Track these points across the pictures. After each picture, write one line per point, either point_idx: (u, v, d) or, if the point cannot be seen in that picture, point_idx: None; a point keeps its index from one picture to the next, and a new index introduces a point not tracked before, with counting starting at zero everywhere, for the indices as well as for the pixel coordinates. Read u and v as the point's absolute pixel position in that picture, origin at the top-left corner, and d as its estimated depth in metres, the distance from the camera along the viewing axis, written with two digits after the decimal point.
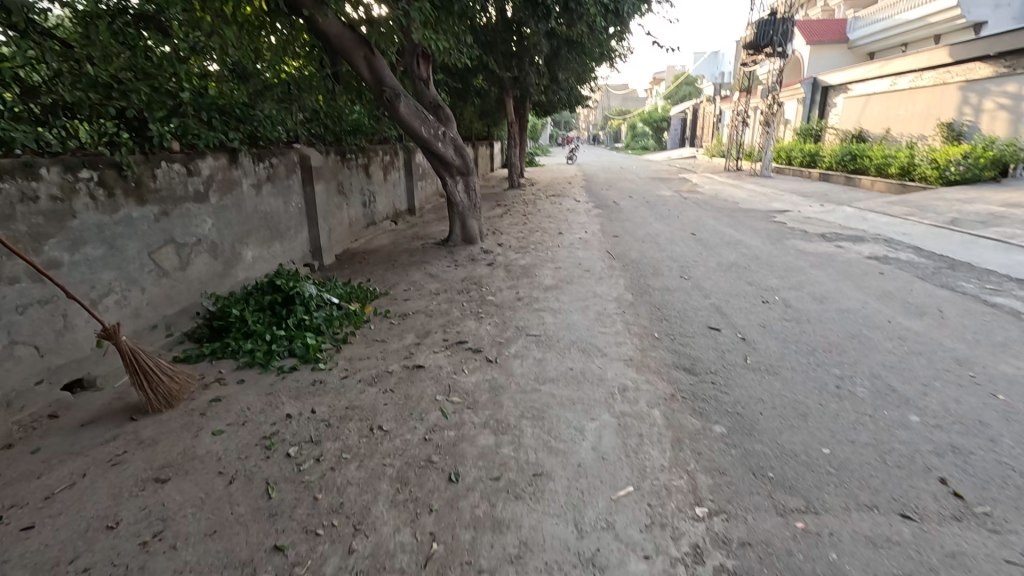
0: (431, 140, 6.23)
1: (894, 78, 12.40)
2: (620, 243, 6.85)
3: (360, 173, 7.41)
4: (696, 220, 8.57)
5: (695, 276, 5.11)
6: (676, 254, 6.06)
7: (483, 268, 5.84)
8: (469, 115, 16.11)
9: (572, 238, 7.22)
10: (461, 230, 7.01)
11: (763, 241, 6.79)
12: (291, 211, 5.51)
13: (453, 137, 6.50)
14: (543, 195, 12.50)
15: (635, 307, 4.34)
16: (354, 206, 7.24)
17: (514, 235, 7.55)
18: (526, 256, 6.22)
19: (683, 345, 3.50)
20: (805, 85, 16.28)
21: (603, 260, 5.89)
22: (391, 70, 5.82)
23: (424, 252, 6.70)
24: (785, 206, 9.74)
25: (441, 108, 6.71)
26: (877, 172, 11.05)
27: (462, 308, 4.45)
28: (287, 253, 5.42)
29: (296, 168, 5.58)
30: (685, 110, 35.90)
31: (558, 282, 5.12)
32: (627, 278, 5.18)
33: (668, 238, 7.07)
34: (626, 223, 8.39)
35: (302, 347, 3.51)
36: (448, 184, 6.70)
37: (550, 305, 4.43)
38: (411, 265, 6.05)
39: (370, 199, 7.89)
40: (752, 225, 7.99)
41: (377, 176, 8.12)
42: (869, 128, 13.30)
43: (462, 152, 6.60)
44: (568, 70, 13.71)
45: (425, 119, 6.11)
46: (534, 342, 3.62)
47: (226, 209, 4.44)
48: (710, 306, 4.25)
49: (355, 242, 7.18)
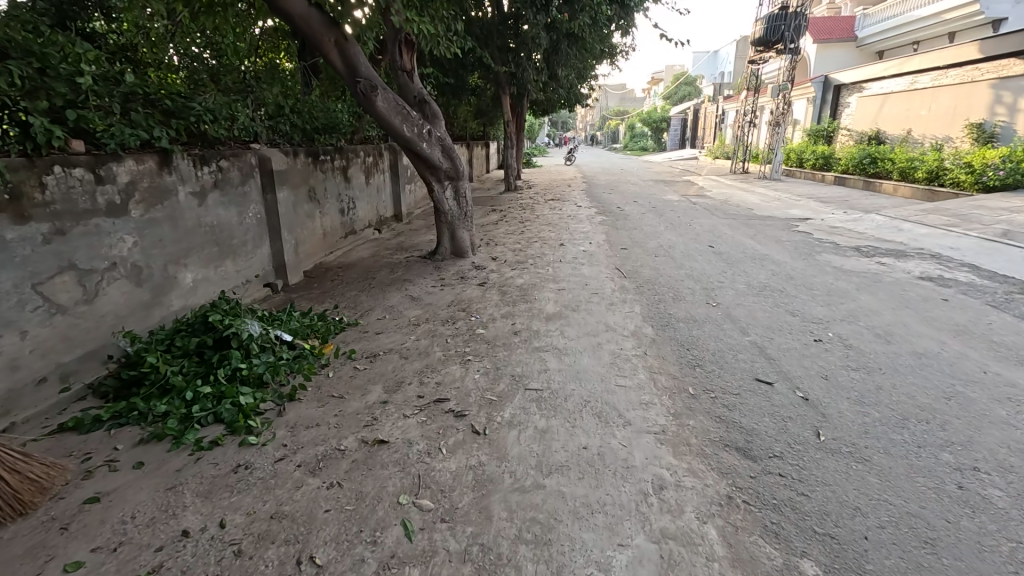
0: (414, 140, 5.38)
1: (915, 76, 11.63)
2: (630, 258, 6.03)
3: (336, 177, 6.57)
4: (711, 229, 7.77)
5: (723, 303, 4.31)
6: (696, 273, 5.26)
7: (474, 289, 5.03)
8: (463, 112, 15.28)
9: (575, 251, 6.41)
10: (450, 242, 6.20)
11: (791, 256, 6.00)
12: (248, 223, 4.68)
13: (442, 137, 5.67)
14: (542, 199, 11.67)
15: (658, 346, 3.53)
16: (329, 214, 6.41)
17: (510, 247, 6.73)
18: (523, 274, 5.40)
19: (728, 408, 2.69)
20: (816, 84, 15.52)
21: (612, 280, 5.08)
22: (366, 58, 4.98)
23: (407, 267, 5.88)
24: (804, 213, 8.95)
25: (428, 103, 5.87)
26: (900, 176, 10.29)
27: (445, 346, 3.63)
28: (241, 273, 4.59)
29: (254, 173, 4.75)
30: (685, 110, 35.17)
31: (561, 309, 4.31)
32: (643, 304, 4.37)
33: (683, 251, 6.27)
34: (633, 233, 7.57)
35: (230, 411, 2.68)
36: (435, 190, 5.88)
37: (554, 342, 3.62)
38: (391, 285, 5.23)
39: (349, 206, 7.04)
40: (774, 235, 7.20)
41: (358, 181, 7.28)
42: (886, 128, 12.56)
43: (450, 154, 5.76)
44: (568, 66, 12.92)
45: (408, 116, 5.27)
46: (535, 403, 2.80)
47: (156, 224, 3.61)
48: (751, 346, 3.44)
49: (330, 255, 6.34)
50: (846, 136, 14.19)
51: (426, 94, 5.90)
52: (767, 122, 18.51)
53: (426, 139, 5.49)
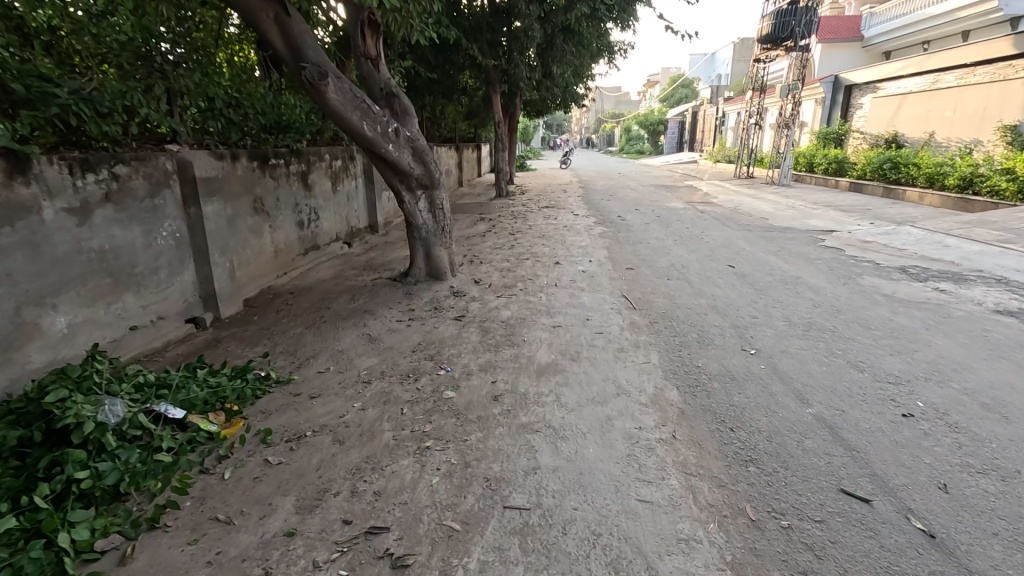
0: (377, 141, 4.40)
1: (938, 74, 10.83)
2: (640, 281, 5.08)
3: (292, 185, 5.59)
4: (726, 243, 6.86)
5: (764, 350, 3.38)
6: (720, 303, 4.33)
7: (449, 325, 4.06)
8: (452, 112, 14.34)
9: (574, 273, 5.47)
10: (426, 262, 5.23)
11: (828, 279, 5.08)
12: (160, 246, 3.69)
13: (413, 137, 4.70)
14: (536, 206, 10.77)
15: (690, 423, 2.58)
16: (282, 227, 5.42)
17: (498, 266, 5.78)
18: (511, 304, 4.44)
19: (815, 555, 1.74)
20: (826, 84, 14.70)
21: (619, 314, 4.14)
22: (314, 38, 4.00)
23: (371, 294, 4.89)
24: (826, 224, 8.06)
25: (398, 97, 4.90)
26: (927, 183, 9.44)
27: (399, 423, 2.65)
28: (149, 308, 3.60)
29: (170, 180, 3.77)
30: (683, 113, 34.37)
31: (557, 359, 3.35)
32: (661, 351, 3.42)
33: (699, 273, 5.35)
34: (639, 249, 6.62)
35: (35, 565, 1.69)
36: (405, 201, 4.91)
37: (547, 416, 2.65)
38: (347, 319, 4.24)
39: (310, 218, 6.05)
40: (801, 252, 6.29)
41: (321, 189, 6.30)
42: (904, 131, 11.73)
43: (424, 158, 4.79)
44: (565, 64, 12.05)
45: (370, 111, 4.30)
46: (518, 542, 1.84)
47: (2, 255, 2.63)
48: (819, 425, 2.50)
49: (284, 277, 5.37)
50: (859, 140, 13.35)
51: (396, 85, 4.93)
52: (772, 124, 17.69)
53: (394, 140, 4.52)
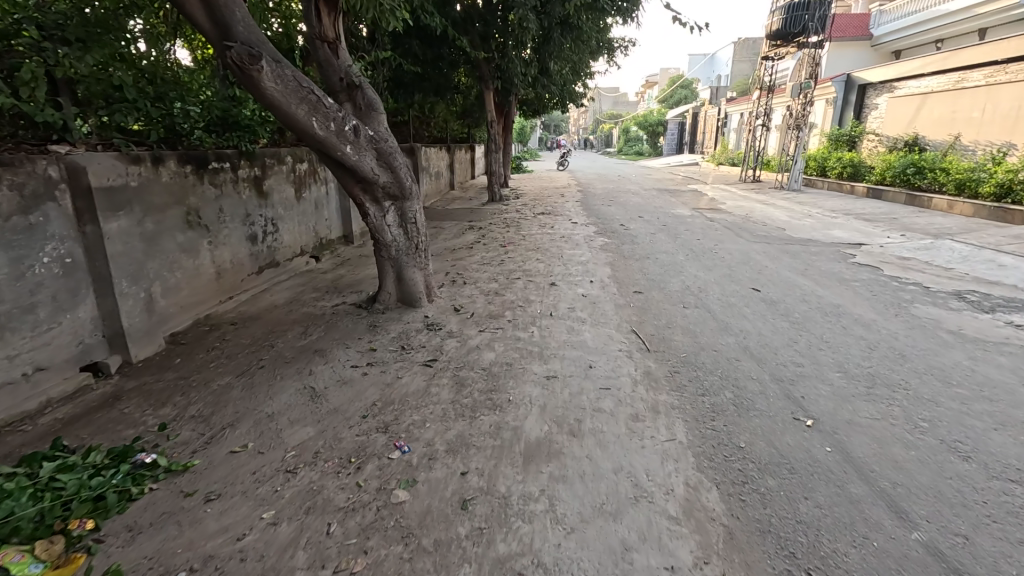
0: (330, 141, 3.57)
1: (966, 72, 10.11)
2: (652, 311, 4.24)
3: (240, 193, 4.75)
4: (745, 259, 6.07)
5: (822, 420, 2.58)
6: (752, 344, 3.52)
7: (415, 374, 3.22)
8: (442, 110, 13.51)
9: (572, 298, 4.65)
10: (397, 286, 4.40)
11: (876, 309, 4.28)
12: (39, 277, 2.85)
13: (377, 138, 3.87)
14: (531, 212, 9.94)
15: (746, 560, 1.75)
16: (227, 243, 4.57)
17: (484, 288, 4.96)
18: (496, 343, 3.62)
19: None
20: (838, 83, 13.94)
21: (630, 360, 3.32)
22: (244, 11, 3.16)
23: (329, 327, 4.05)
24: (852, 236, 7.29)
25: (362, 90, 4.06)
26: (956, 189, 8.70)
27: (320, 555, 1.82)
28: (21, 358, 2.77)
29: (53, 190, 2.93)
30: (683, 114, 33.64)
31: (551, 434, 2.52)
32: (688, 421, 2.60)
33: (719, 298, 4.56)
34: (647, 266, 5.80)
35: None
36: (370, 214, 4.08)
37: (537, 545, 1.83)
38: (292, 364, 3.40)
39: (267, 230, 5.21)
40: (833, 272, 5.49)
41: (282, 197, 5.46)
42: (926, 133, 11.00)
43: (391, 161, 3.96)
44: (564, 60, 11.28)
45: (320, 106, 3.47)
46: None
47: None
48: (939, 570, 1.68)
49: (229, 302, 4.52)
50: (876, 142, 12.57)
51: (359, 75, 4.08)
52: (779, 125, 16.91)
53: (352, 141, 3.69)
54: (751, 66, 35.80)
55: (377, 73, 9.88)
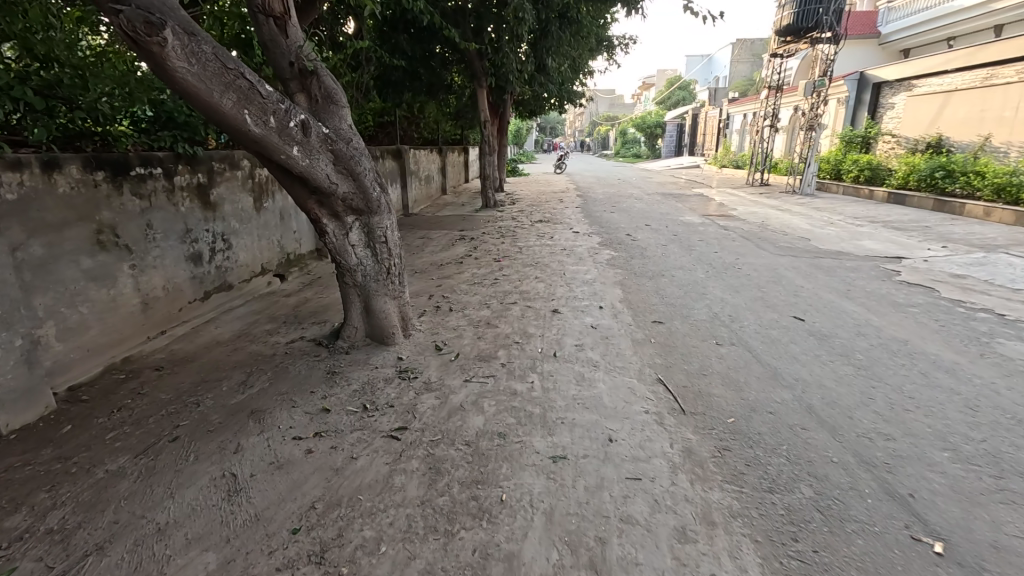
0: (268, 140, 2.74)
1: (996, 69, 9.43)
2: (679, 350, 3.45)
3: (178, 204, 3.93)
4: (775, 277, 5.29)
5: (955, 541, 1.78)
6: (818, 403, 2.72)
7: (376, 454, 2.39)
8: (432, 109, 12.71)
9: (580, 331, 3.85)
10: (365, 319, 3.59)
11: (952, 344, 3.50)
12: None
13: (333, 137, 3.05)
14: (528, 220, 9.13)
15: None
16: (159, 265, 3.74)
17: (473, 318, 4.14)
18: (486, 403, 2.80)
19: None
20: (851, 82, 13.21)
21: (662, 430, 2.51)
22: None
23: (276, 374, 3.23)
24: (887, 247, 6.52)
25: (319, 77, 3.25)
26: (993, 195, 8.00)
27: None
28: None
29: None
30: (682, 116, 32.95)
31: (564, 573, 1.70)
32: (762, 545, 1.79)
33: (757, 331, 3.77)
34: (664, 286, 5.02)
35: None
36: (328, 232, 3.26)
37: None
38: (216, 434, 2.58)
39: (217, 247, 4.39)
40: (882, 293, 4.72)
41: (236, 207, 4.64)
42: (951, 134, 10.30)
43: (352, 166, 3.13)
44: (562, 55, 10.51)
45: (254, 95, 2.65)
46: None
47: None
48: None
49: (159, 339, 3.69)
50: (894, 145, 11.86)
51: (315, 58, 3.27)
52: (787, 127, 16.14)
53: (300, 141, 2.87)
54: (751, 68, 35.18)
55: (361, 70, 9.08)
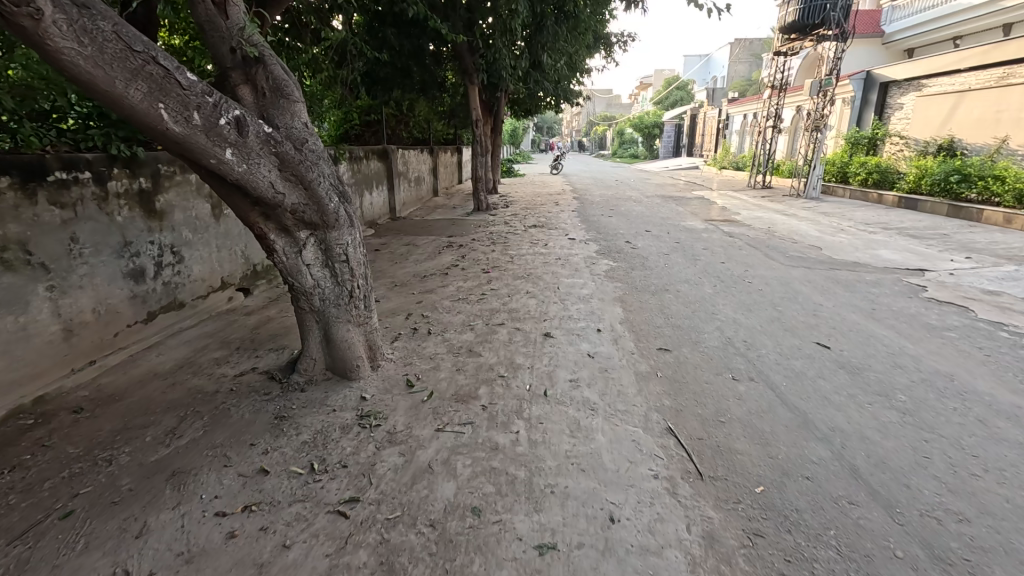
0: (192, 141, 2.23)
1: (1013, 68, 9.04)
2: (691, 388, 2.96)
3: (112, 214, 3.41)
4: (790, 293, 4.81)
5: None
6: (864, 465, 2.23)
7: (316, 541, 1.89)
8: (423, 107, 12.19)
9: (576, 360, 3.35)
10: (325, 349, 3.09)
11: (1006, 380, 3.03)
12: None
13: (278, 138, 2.54)
14: (522, 225, 8.63)
15: None
16: (88, 285, 3.23)
17: (454, 344, 3.63)
18: (462, 463, 2.31)
19: None
20: (857, 82, 12.74)
21: (677, 504, 2.01)
22: None
23: (214, 418, 2.72)
24: (907, 258, 6.05)
25: (265, 65, 2.74)
26: (1014, 201, 7.57)
27: None
28: None
29: None
30: (681, 116, 32.51)
31: None
32: None
33: (779, 363, 3.29)
34: (668, 303, 4.54)
35: None
36: (277, 249, 2.75)
37: None
38: (120, 508, 2.07)
39: (164, 261, 3.87)
40: (911, 313, 4.25)
41: (189, 216, 4.12)
42: (964, 136, 9.89)
43: (303, 172, 2.61)
44: (558, 51, 9.99)
45: (172, 85, 2.14)
46: None
47: None
48: None
49: (86, 371, 3.18)
50: (902, 146, 11.41)
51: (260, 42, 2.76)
52: (789, 128, 15.68)
53: (235, 142, 2.35)
54: (751, 68, 34.74)
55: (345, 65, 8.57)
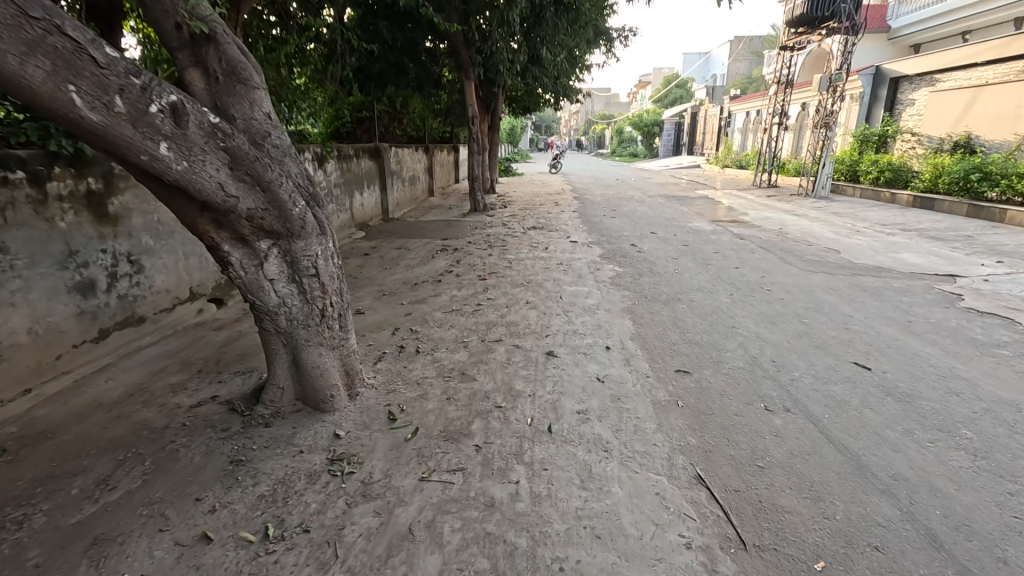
0: (114, 134, 1.79)
1: None
2: (720, 422, 2.54)
3: (53, 218, 2.98)
4: (815, 303, 4.40)
5: None
6: (943, 530, 1.82)
7: None
8: (417, 104, 11.75)
9: (585, 386, 2.94)
10: (294, 377, 2.66)
11: None
12: None
13: (229, 129, 2.10)
14: (522, 227, 8.21)
15: None
16: (21, 301, 2.81)
17: (445, 366, 3.20)
18: (451, 525, 1.89)
19: None
20: (867, 77, 12.30)
21: None
22: None
23: (158, 463, 2.30)
24: (935, 263, 5.65)
25: (217, 44, 2.32)
26: None
27: None
28: None
29: None
30: (681, 114, 32.10)
31: None
32: None
33: (816, 388, 2.87)
34: (683, 315, 4.12)
35: None
36: (232, 262, 2.32)
37: None
38: None
39: (120, 272, 3.44)
40: (952, 326, 3.84)
41: (150, 220, 3.69)
42: (982, 132, 9.50)
43: (260, 170, 2.18)
44: (558, 45, 9.52)
45: (84, 61, 1.70)
46: None
47: None
48: None
49: (18, 402, 2.75)
50: (914, 144, 11.02)
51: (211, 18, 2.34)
52: (796, 125, 15.25)
53: (171, 133, 1.92)
54: (752, 65, 34.32)
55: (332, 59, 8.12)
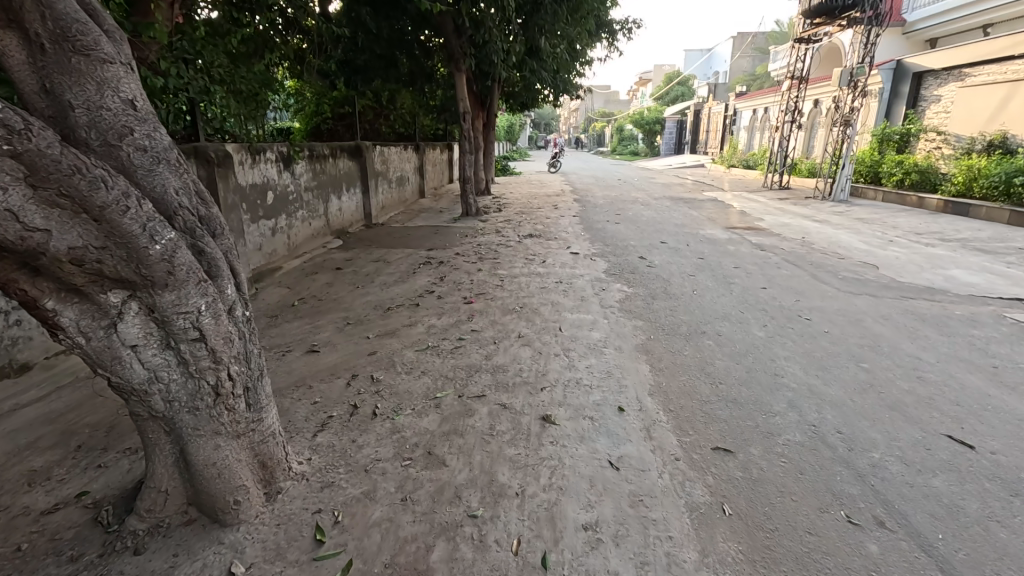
0: None
1: None
2: (789, 549, 1.76)
3: None
4: (870, 338, 3.63)
5: None
6: None
7: None
8: (406, 100, 10.95)
9: (594, 474, 2.16)
10: (183, 478, 1.87)
11: None
12: None
13: (26, 123, 1.30)
14: (517, 234, 7.41)
15: None
16: None
17: (403, 442, 2.41)
18: None
19: None
20: (887, 72, 11.49)
21: None
22: None
23: None
24: (995, 283, 4.88)
25: None
26: None
27: None
28: None
29: None
30: (684, 111, 31.29)
31: None
32: None
33: (910, 482, 2.10)
34: (711, 356, 3.35)
35: None
36: (61, 329, 1.51)
37: None
38: None
39: None
40: None
41: None
42: (1019, 132, 8.77)
43: (87, 188, 1.38)
44: (556, 34, 8.73)
45: None
46: None
47: None
48: None
49: None
50: (940, 143, 10.24)
51: None
52: (809, 122, 14.42)
53: None
54: (756, 61, 33.51)
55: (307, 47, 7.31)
